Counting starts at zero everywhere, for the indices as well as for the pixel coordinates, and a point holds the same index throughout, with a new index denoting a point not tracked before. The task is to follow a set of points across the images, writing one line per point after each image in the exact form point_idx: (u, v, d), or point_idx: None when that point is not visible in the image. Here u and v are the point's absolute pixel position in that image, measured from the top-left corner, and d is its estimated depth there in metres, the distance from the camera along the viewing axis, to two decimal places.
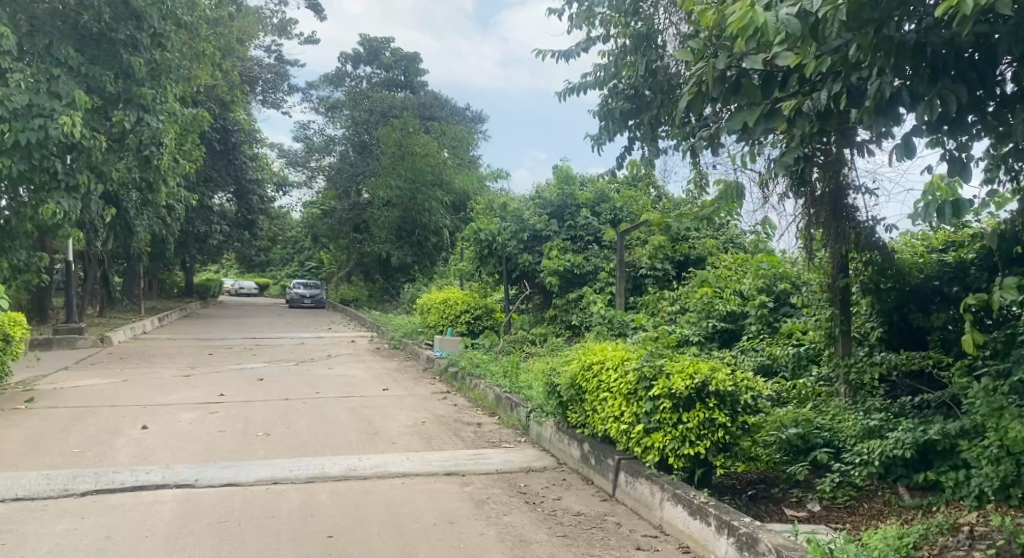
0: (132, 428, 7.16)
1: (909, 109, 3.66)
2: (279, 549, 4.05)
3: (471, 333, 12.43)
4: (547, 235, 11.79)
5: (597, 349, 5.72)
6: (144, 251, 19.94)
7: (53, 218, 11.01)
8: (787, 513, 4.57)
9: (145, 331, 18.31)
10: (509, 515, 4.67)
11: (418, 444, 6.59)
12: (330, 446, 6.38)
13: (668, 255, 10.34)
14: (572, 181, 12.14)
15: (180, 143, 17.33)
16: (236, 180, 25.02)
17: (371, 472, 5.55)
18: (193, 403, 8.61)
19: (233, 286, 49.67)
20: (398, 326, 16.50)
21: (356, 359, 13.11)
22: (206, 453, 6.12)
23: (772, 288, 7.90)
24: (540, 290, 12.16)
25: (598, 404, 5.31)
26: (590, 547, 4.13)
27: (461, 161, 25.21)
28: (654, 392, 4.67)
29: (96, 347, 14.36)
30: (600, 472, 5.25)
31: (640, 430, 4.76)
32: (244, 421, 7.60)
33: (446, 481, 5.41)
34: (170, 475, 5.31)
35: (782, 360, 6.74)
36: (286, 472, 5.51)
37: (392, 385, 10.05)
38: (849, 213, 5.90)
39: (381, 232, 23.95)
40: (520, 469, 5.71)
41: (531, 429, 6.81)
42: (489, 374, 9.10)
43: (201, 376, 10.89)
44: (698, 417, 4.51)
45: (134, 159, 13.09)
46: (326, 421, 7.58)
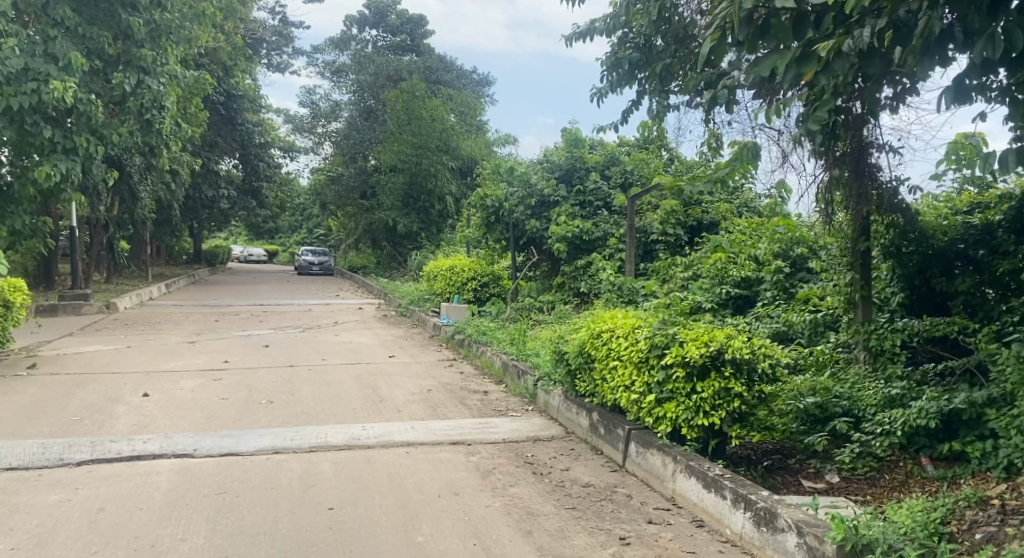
0: (133, 395, 7.05)
1: (960, 47, 3.38)
2: (277, 521, 3.91)
3: (478, 300, 12.27)
4: (555, 201, 11.54)
5: (608, 316, 5.51)
6: (149, 218, 19.79)
7: (51, 181, 10.84)
8: (804, 486, 4.39)
9: (152, 298, 18.26)
10: (516, 486, 4.52)
11: (423, 412, 6.44)
12: (333, 414, 6.24)
13: (680, 219, 10.05)
14: (582, 144, 11.81)
15: (182, 107, 17.06)
16: (242, 145, 24.77)
17: (375, 442, 5.41)
18: (196, 370, 8.50)
19: (242, 254, 49.64)
20: (405, 293, 16.35)
21: (362, 326, 12.97)
22: (208, 421, 6.00)
23: (788, 254, 7.66)
24: (548, 257, 11.93)
25: (607, 373, 5.13)
26: (600, 520, 3.96)
27: (468, 126, 24.82)
28: (666, 361, 4.48)
29: (102, 314, 14.30)
30: (610, 442, 5.09)
31: (652, 400, 4.58)
32: (247, 389, 7.48)
33: (452, 451, 5.26)
34: (169, 444, 5.18)
35: (799, 326, 6.51)
36: (287, 441, 5.37)
37: (398, 352, 9.91)
38: (872, 173, 5.62)
39: (387, 198, 23.70)
40: (527, 438, 5.56)
41: (538, 397, 6.65)
42: (496, 341, 8.94)
43: (206, 343, 10.79)
44: (713, 387, 4.31)
45: (134, 123, 12.87)
46: (330, 389, 7.44)
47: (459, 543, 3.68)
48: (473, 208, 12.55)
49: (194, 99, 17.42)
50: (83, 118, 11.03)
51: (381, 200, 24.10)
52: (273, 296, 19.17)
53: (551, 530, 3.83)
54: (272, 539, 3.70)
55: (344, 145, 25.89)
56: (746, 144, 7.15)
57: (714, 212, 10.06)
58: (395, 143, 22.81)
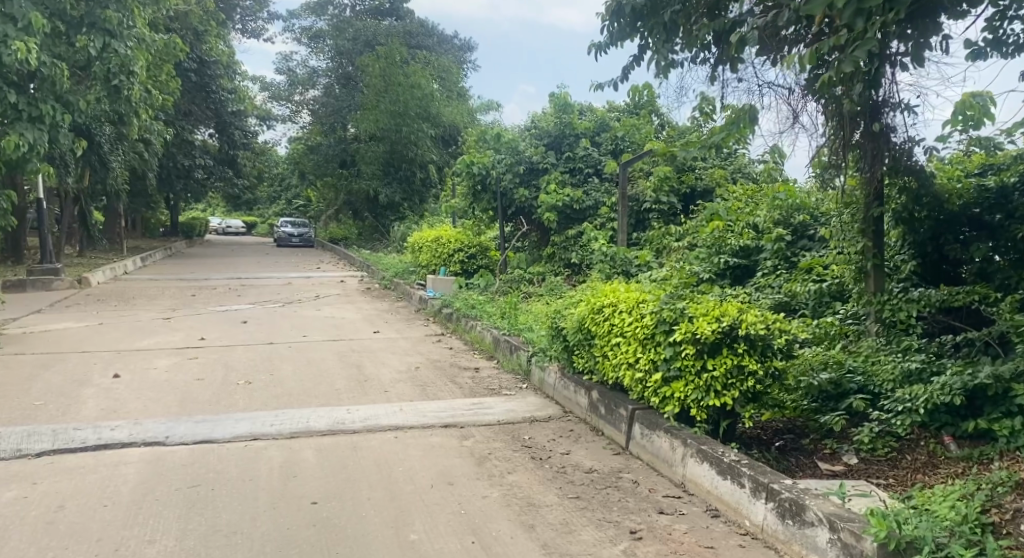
0: (103, 376, 6.65)
1: None
2: (255, 519, 3.56)
3: (465, 273, 11.91)
4: (543, 168, 11.15)
5: (608, 290, 5.17)
6: (123, 189, 19.13)
7: (18, 151, 10.26)
8: (822, 468, 4.12)
9: (127, 272, 17.69)
10: (514, 473, 4.21)
11: (412, 392, 6.11)
12: (316, 396, 5.89)
13: (674, 187, 9.69)
14: (571, 108, 11.36)
15: (153, 73, 16.36)
16: (217, 114, 24.02)
17: (361, 426, 5.06)
18: (171, 349, 8.09)
19: (221, 227, 48.74)
20: (389, 266, 15.95)
21: (345, 300, 12.58)
22: (182, 404, 5.63)
23: (789, 221, 7.32)
24: (538, 227, 11.56)
25: (609, 350, 4.79)
26: (607, 512, 3.66)
27: (449, 93, 24.22)
28: (674, 337, 4.14)
29: (74, 289, 13.77)
30: (611, 423, 4.79)
31: (659, 379, 4.25)
32: (225, 368, 7.10)
33: (444, 435, 4.94)
34: (138, 431, 4.81)
35: (803, 296, 6.21)
36: (267, 426, 5.01)
37: (384, 327, 9.55)
38: (886, 134, 5.26)
39: (368, 167, 23.14)
40: (523, 419, 5.25)
41: (532, 375, 6.35)
42: (485, 315, 8.61)
43: (182, 319, 10.36)
44: (726, 364, 3.98)
45: (101, 89, 12.25)
46: (314, 367, 7.08)
47: (456, 541, 3.36)
48: (458, 177, 12.11)
49: (165, 65, 16.75)
50: (48, 83, 10.48)
51: (362, 170, 23.53)
52: (253, 269, 18.67)
53: (555, 524, 3.53)
54: (251, 539, 3.36)
55: (323, 114, 25.20)
56: (743, 108, 6.79)
57: (708, 178, 9.73)
58: (373, 111, 22.20)
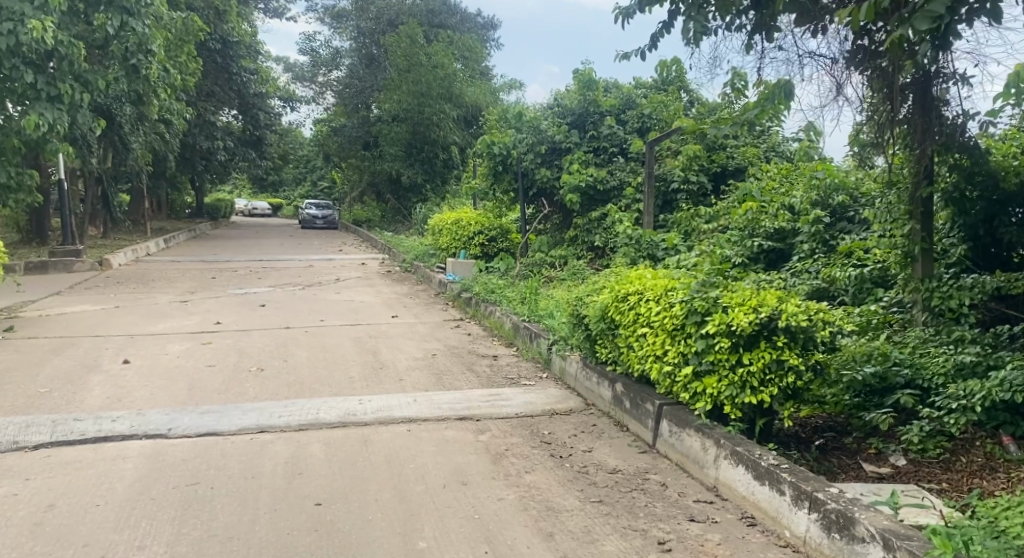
0: (113, 362, 6.49)
1: None
2: (254, 523, 3.33)
3: (486, 256, 11.62)
4: (567, 148, 10.78)
5: (633, 276, 4.84)
6: (145, 170, 19.08)
7: (37, 131, 10.14)
8: (866, 470, 3.77)
9: (150, 253, 17.68)
10: (532, 473, 3.94)
11: (427, 381, 5.86)
12: (328, 385, 5.66)
13: (704, 166, 9.28)
14: (596, 85, 10.93)
15: (173, 53, 16.19)
16: (239, 95, 23.88)
17: (373, 418, 4.82)
18: (185, 333, 7.93)
19: (247, 207, 48.94)
20: (410, 248, 15.71)
21: (364, 283, 12.38)
22: (189, 393, 5.43)
23: (827, 202, 6.90)
24: (560, 209, 11.20)
25: (634, 340, 4.48)
26: (632, 518, 3.37)
27: (473, 73, 23.80)
28: (706, 329, 3.82)
29: (95, 271, 13.73)
30: (637, 418, 4.49)
31: (689, 373, 3.95)
32: (237, 353, 6.91)
33: (459, 429, 4.67)
34: (140, 423, 4.62)
35: (842, 282, 5.79)
36: (275, 418, 4.79)
37: (402, 312, 9.33)
38: (936, 107, 4.83)
39: (390, 149, 22.88)
40: (544, 412, 4.96)
41: (553, 364, 6.07)
42: (505, 300, 8.33)
43: (199, 302, 10.22)
44: (764, 359, 3.66)
45: (119, 69, 12.10)
46: (328, 354, 6.86)
47: (467, 550, 3.10)
48: (479, 158, 11.79)
49: (186, 45, 16.61)
50: (65, 63, 10.34)
51: (384, 151, 23.27)
52: (274, 251, 18.54)
53: (575, 532, 3.25)
54: (248, 546, 3.13)
55: (345, 95, 24.95)
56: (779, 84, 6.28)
57: (740, 156, 9.31)
58: (396, 91, 21.93)
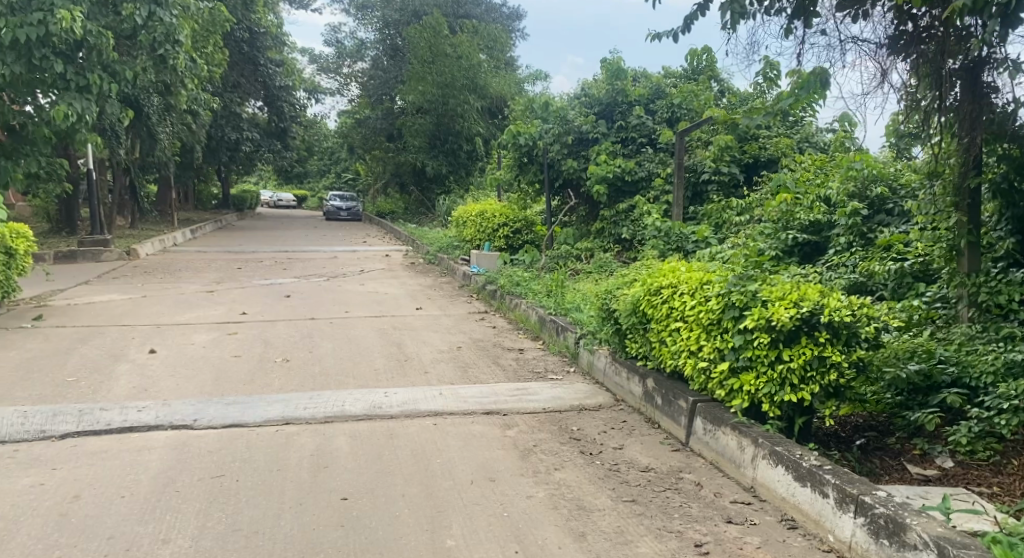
0: (139, 352, 6.49)
1: None
2: (279, 517, 3.27)
3: (511, 248, 11.51)
4: (593, 138, 10.63)
5: (667, 269, 4.71)
6: (172, 160, 19.22)
7: (66, 121, 10.22)
8: (911, 472, 3.58)
9: (176, 244, 17.82)
10: (562, 470, 3.84)
11: (453, 374, 5.77)
12: (353, 377, 5.60)
13: (735, 156, 9.10)
14: (625, 74, 10.75)
15: (199, 44, 16.27)
16: (265, 86, 23.97)
17: (399, 411, 4.74)
18: (211, 323, 7.93)
19: (273, 199, 49.26)
20: (434, 240, 15.66)
21: (388, 274, 12.34)
22: (214, 383, 5.40)
23: (865, 194, 6.71)
24: (586, 201, 11.05)
25: (667, 335, 4.35)
26: (667, 519, 3.25)
27: (497, 63, 23.65)
28: (745, 324, 3.69)
29: (122, 261, 13.85)
30: (670, 415, 4.36)
31: (726, 370, 3.82)
32: (262, 344, 6.88)
33: (486, 423, 4.58)
34: (166, 413, 4.58)
35: (882, 275, 5.64)
36: (300, 409, 4.74)
37: (426, 304, 9.26)
38: (987, 94, 4.59)
39: (414, 140, 22.83)
40: (572, 408, 4.85)
41: (581, 358, 5.95)
42: (531, 292, 8.22)
43: (225, 292, 10.24)
44: (805, 355, 3.51)
45: (147, 59, 12.18)
46: (353, 345, 6.81)
47: (497, 549, 3.00)
48: (505, 148, 11.67)
49: (212, 36, 16.68)
50: (94, 53, 10.40)
51: (408, 142, 23.22)
52: (299, 243, 18.59)
53: (608, 532, 3.14)
54: (272, 540, 3.06)
55: (370, 87, 24.94)
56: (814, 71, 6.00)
57: (772, 147, 9.10)
58: (420, 83, 21.84)
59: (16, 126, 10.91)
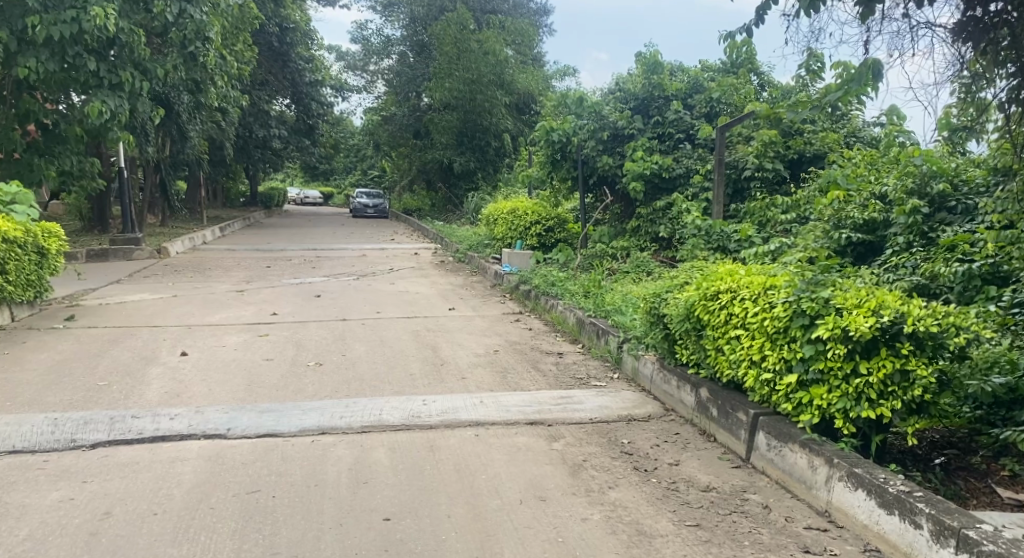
0: (171, 355, 6.34)
1: None
2: (320, 539, 3.07)
3: (543, 246, 11.27)
4: (629, 134, 10.33)
5: (723, 272, 4.44)
6: (201, 158, 19.25)
7: (100, 119, 10.18)
8: (1003, 496, 3.28)
9: (205, 242, 17.82)
10: (616, 489, 3.59)
11: (492, 380, 5.54)
12: (389, 382, 5.40)
13: (780, 152, 8.76)
14: (662, 68, 10.49)
15: (229, 42, 16.26)
16: (293, 83, 23.95)
17: (439, 421, 4.52)
18: (242, 324, 7.78)
19: (299, 195, 49.49)
20: (463, 238, 15.45)
21: (418, 273, 12.14)
22: (247, 389, 5.23)
23: (924, 191, 6.34)
24: (621, 199, 10.75)
25: (725, 342, 4.09)
26: (737, 548, 2.99)
27: (524, 58, 23.40)
28: (817, 334, 3.41)
29: (153, 259, 13.82)
30: (727, 428, 4.10)
31: (793, 382, 3.55)
32: (295, 347, 6.71)
33: (531, 435, 4.34)
34: (198, 422, 4.41)
35: (947, 277, 5.29)
36: (337, 418, 4.54)
37: (459, 304, 9.05)
38: None
39: (442, 137, 22.67)
40: (620, 419, 4.60)
41: (625, 364, 5.70)
42: (567, 293, 7.97)
43: (255, 292, 10.10)
44: (886, 369, 3.24)
45: (178, 57, 12.16)
46: (386, 348, 6.62)
47: None
48: (537, 145, 11.41)
49: (242, 34, 16.68)
50: (126, 50, 10.33)
51: (435, 139, 23.07)
52: (327, 240, 18.51)
53: None
54: None
55: (397, 84, 24.80)
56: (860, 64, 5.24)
57: (819, 142, 8.73)
58: (447, 79, 21.61)
59: (49, 124, 10.93)
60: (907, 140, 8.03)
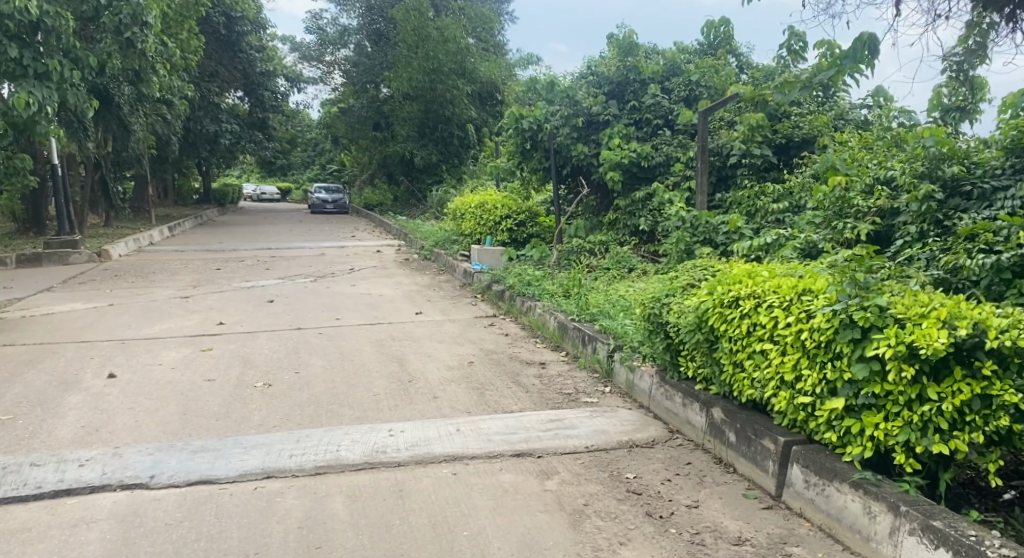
0: (95, 377, 5.49)
1: None
2: None
3: (514, 241, 10.60)
4: (604, 121, 9.70)
5: (740, 274, 3.79)
6: (146, 153, 18.08)
7: (27, 112, 9.16)
8: None
9: (152, 243, 16.71)
10: (629, 547, 2.94)
11: (467, 399, 4.83)
12: (349, 407, 4.67)
13: (767, 136, 8.20)
14: (637, 51, 9.90)
15: (171, 30, 15.23)
16: (244, 74, 22.80)
17: (408, 456, 3.81)
18: (183, 337, 6.93)
19: (256, 191, 47.90)
20: (428, 234, 14.68)
21: (381, 273, 11.35)
22: (182, 420, 4.45)
23: (935, 175, 5.76)
24: (597, 189, 10.11)
25: (748, 358, 3.45)
26: None
27: (486, 46, 22.64)
28: (872, 351, 2.79)
29: (92, 263, 12.77)
30: (751, 458, 3.46)
31: (840, 409, 2.93)
32: (241, 363, 5.92)
33: (518, 471, 3.66)
34: (114, 468, 3.63)
35: (972, 270, 4.65)
36: (286, 457, 3.80)
37: (427, 307, 8.32)
38: None
39: (402, 128, 21.74)
40: (621, 446, 3.93)
41: (617, 375, 5.06)
42: (546, 293, 7.30)
43: (202, 298, 9.22)
44: (964, 395, 2.63)
45: (113, 43, 11.20)
46: (346, 362, 5.87)
47: None
48: (504, 134, 10.69)
49: (186, 21, 15.70)
50: (53, 36, 9.33)
51: (396, 131, 22.14)
52: (284, 239, 17.53)
53: None
54: None
55: (354, 74, 23.82)
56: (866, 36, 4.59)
57: (808, 125, 8.15)
58: (407, 69, 20.71)
59: None
60: (903, 120, 7.51)
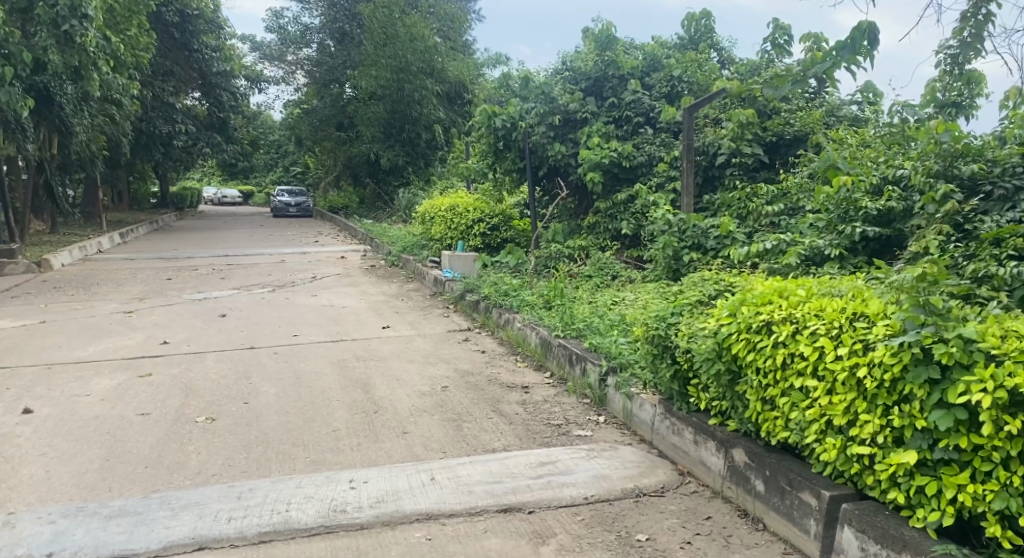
0: (7, 413, 4.73)
1: None
2: None
3: (487, 247, 9.96)
4: (581, 119, 9.11)
5: (769, 295, 3.22)
6: (96, 157, 17.05)
7: None
8: None
9: (101, 250, 15.71)
10: None
11: (442, 435, 4.18)
12: (304, 448, 4.00)
13: (757, 134, 7.68)
14: (615, 44, 9.33)
15: (119, 26, 14.33)
16: (200, 73, 21.81)
17: (372, 516, 3.15)
18: (119, 360, 6.16)
19: (217, 195, 46.42)
20: (396, 239, 13.97)
21: (346, 282, 10.61)
22: (102, 470, 3.74)
23: (951, 173, 5.27)
24: (575, 191, 9.52)
25: (783, 395, 2.87)
26: None
27: (453, 45, 21.98)
28: (962, 397, 2.22)
29: (30, 274, 11.81)
30: (788, 515, 2.87)
31: (912, 464, 2.36)
32: (183, 391, 5.19)
33: (506, 533, 3.03)
34: (2, 545, 2.92)
35: (1004, 279, 4.08)
36: (223, 521, 3.11)
37: (394, 320, 7.63)
38: None
39: (367, 129, 20.94)
40: (626, 496, 3.32)
41: (613, 403, 4.45)
42: (526, 305, 6.68)
43: (148, 313, 8.42)
44: None
45: (49, 36, 10.31)
46: (303, 389, 5.18)
47: None
48: (476, 134, 10.03)
49: (135, 17, 14.78)
50: None
51: (361, 131, 21.33)
52: (243, 245, 16.62)
53: None
54: None
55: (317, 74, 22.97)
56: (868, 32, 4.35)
57: (800, 122, 7.65)
58: (373, 67, 19.96)
59: None
60: (907, 114, 6.98)
